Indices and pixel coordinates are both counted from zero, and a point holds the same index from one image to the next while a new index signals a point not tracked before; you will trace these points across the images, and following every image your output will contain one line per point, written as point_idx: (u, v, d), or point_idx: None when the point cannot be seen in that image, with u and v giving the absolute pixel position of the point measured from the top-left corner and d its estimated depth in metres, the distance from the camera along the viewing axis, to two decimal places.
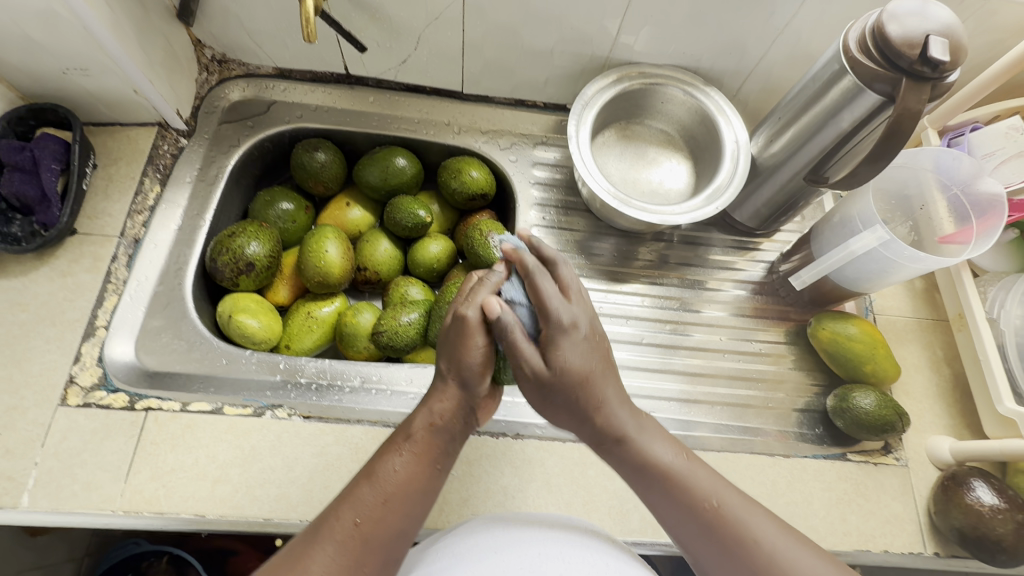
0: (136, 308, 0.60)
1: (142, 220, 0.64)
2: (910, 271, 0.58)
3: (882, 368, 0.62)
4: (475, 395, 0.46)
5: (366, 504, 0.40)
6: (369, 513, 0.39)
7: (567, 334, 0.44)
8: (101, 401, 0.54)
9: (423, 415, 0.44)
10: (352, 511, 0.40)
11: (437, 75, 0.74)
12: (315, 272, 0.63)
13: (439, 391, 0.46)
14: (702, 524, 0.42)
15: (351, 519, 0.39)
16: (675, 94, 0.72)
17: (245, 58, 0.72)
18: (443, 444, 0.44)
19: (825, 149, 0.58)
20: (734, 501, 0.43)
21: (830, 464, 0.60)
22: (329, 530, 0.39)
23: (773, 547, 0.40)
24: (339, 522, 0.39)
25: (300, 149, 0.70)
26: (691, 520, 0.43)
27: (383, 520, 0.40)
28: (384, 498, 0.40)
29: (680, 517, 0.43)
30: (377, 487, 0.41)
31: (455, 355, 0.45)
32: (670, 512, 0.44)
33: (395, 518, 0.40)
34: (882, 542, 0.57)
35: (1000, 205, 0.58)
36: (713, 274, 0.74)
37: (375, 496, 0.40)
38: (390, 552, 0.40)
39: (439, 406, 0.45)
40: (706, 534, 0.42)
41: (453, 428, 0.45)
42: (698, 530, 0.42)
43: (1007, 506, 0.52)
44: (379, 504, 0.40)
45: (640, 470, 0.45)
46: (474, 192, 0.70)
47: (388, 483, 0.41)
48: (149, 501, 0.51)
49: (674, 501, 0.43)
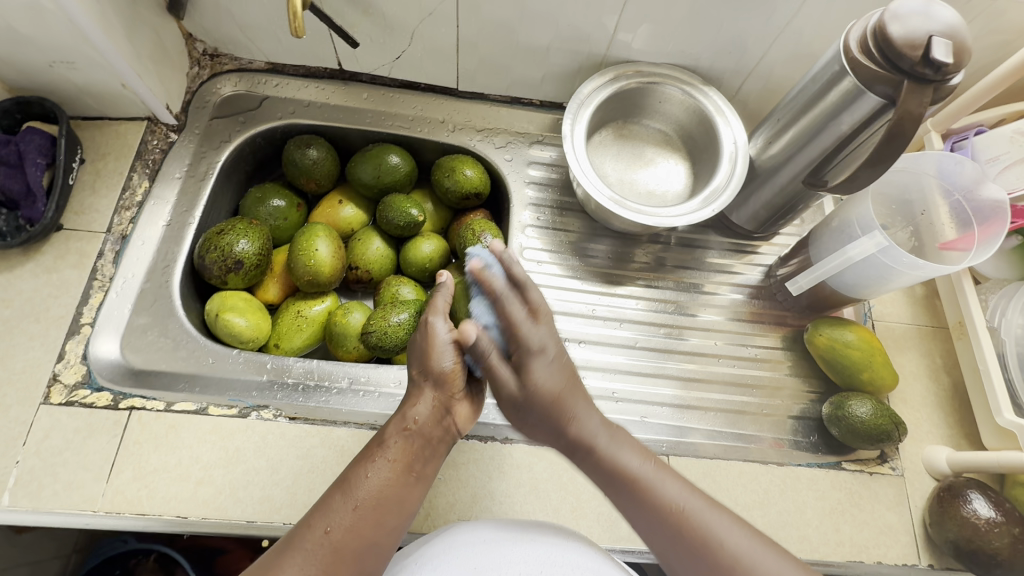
0: (122, 305, 0.59)
1: (129, 216, 0.63)
2: (910, 278, 0.57)
3: (880, 376, 0.61)
4: (448, 397, 0.46)
5: (338, 513, 0.39)
6: (340, 521, 0.39)
7: (536, 357, 0.46)
8: (84, 399, 0.54)
9: (398, 421, 0.45)
10: (323, 519, 0.39)
11: (432, 72, 0.73)
12: (305, 271, 0.62)
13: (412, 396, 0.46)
14: (667, 526, 0.42)
15: (322, 528, 0.39)
16: (674, 93, 0.70)
17: (238, 52, 0.71)
18: (418, 449, 0.44)
19: (826, 152, 0.56)
20: (697, 508, 0.43)
21: (825, 472, 0.59)
22: (298, 539, 0.38)
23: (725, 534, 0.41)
24: (310, 531, 0.38)
25: (292, 146, 0.69)
26: (659, 525, 0.43)
27: (354, 530, 0.39)
28: (357, 506, 0.40)
29: (652, 528, 0.43)
30: (349, 494, 0.40)
31: (424, 359, 0.47)
32: (644, 522, 0.43)
33: (366, 526, 0.39)
34: (876, 553, 0.56)
35: (1002, 212, 0.56)
36: (709, 278, 0.73)
37: (348, 504, 0.40)
38: (363, 562, 0.39)
39: (413, 411, 0.45)
40: (677, 541, 0.42)
41: (428, 433, 0.45)
42: (675, 546, 0.42)
43: (1003, 520, 0.51)
44: (351, 512, 0.39)
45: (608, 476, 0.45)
46: (467, 191, 0.69)
47: (360, 491, 0.40)
48: (130, 502, 0.50)
49: (642, 508, 0.43)
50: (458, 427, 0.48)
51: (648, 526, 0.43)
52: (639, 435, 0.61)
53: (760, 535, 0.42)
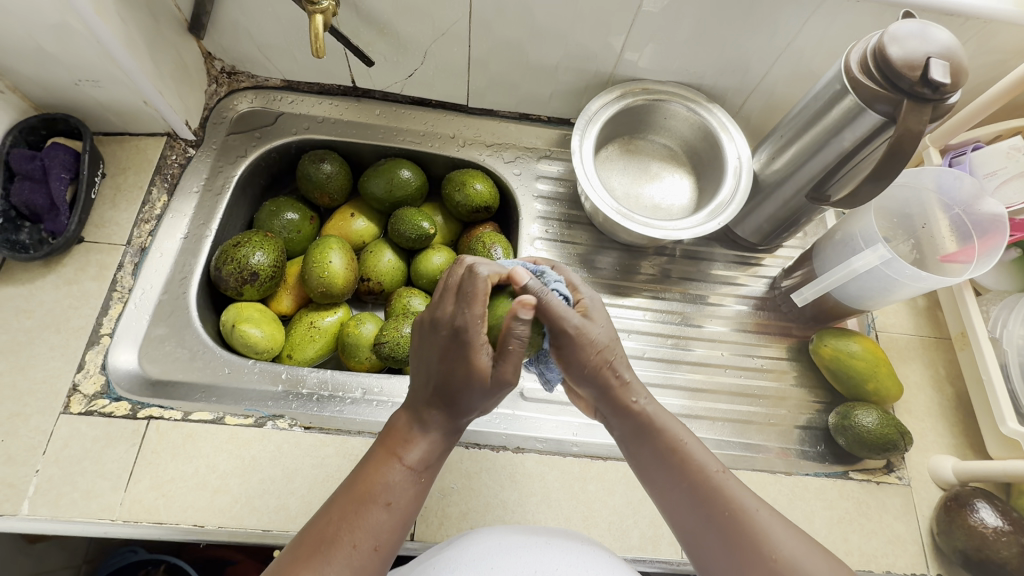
0: (140, 316, 0.60)
1: (148, 229, 0.64)
2: (913, 290, 0.58)
3: (885, 387, 0.62)
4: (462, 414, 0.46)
5: (384, 529, 0.39)
6: (387, 536, 0.39)
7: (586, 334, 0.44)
8: (103, 409, 0.55)
9: (435, 439, 0.43)
10: (369, 536, 0.38)
11: (443, 89, 0.75)
12: (319, 283, 0.63)
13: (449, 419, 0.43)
14: (699, 496, 0.42)
15: (370, 543, 0.38)
16: (678, 110, 0.72)
17: (254, 70, 0.73)
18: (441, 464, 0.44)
19: (827, 167, 0.58)
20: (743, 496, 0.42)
21: (832, 482, 0.60)
22: (346, 557, 0.37)
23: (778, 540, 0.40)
24: (357, 549, 0.38)
25: (306, 160, 0.71)
26: (690, 501, 0.43)
27: (396, 539, 0.40)
28: (400, 521, 0.40)
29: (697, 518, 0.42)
30: (394, 511, 0.40)
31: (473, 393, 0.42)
32: (685, 508, 0.43)
33: (404, 535, 0.41)
34: (885, 562, 0.56)
35: (1001, 225, 0.58)
36: (714, 289, 0.74)
37: (393, 520, 0.40)
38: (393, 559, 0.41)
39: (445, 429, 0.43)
40: (719, 534, 0.41)
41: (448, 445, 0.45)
42: (709, 526, 0.42)
43: (1010, 528, 0.52)
44: (396, 526, 0.40)
45: (642, 442, 0.45)
46: (478, 205, 0.70)
47: (403, 506, 0.40)
48: (148, 511, 0.51)
49: (676, 477, 0.44)
50: None
51: (690, 509, 0.43)
52: None
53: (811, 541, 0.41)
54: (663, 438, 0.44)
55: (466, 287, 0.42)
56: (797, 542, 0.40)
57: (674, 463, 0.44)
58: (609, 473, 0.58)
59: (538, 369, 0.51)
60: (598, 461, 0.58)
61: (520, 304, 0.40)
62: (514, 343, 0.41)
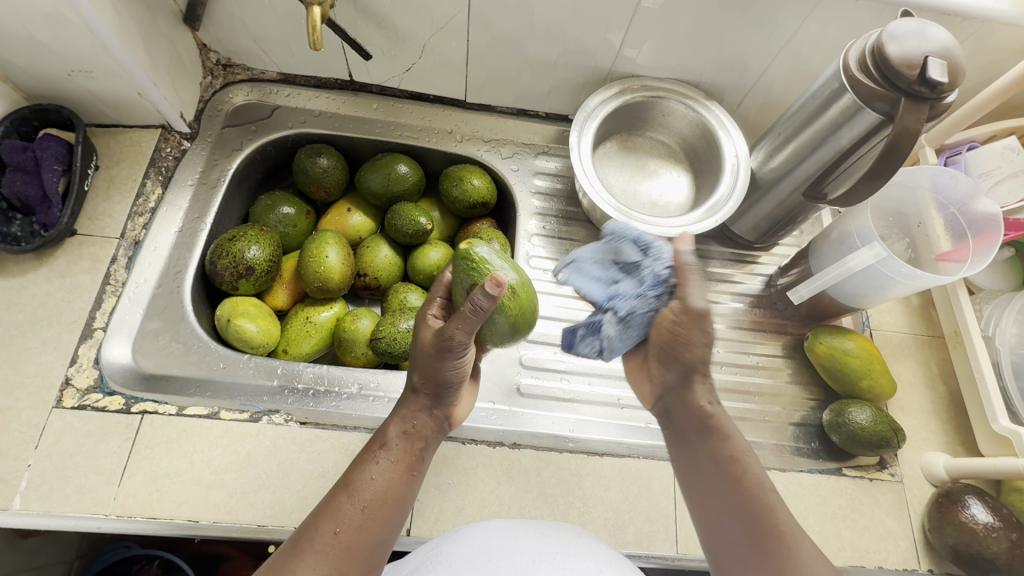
0: (134, 310, 0.60)
1: (142, 222, 0.64)
2: (907, 288, 0.58)
3: (879, 384, 0.62)
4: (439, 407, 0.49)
5: (347, 515, 0.40)
6: (350, 523, 0.39)
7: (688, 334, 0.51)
8: (96, 403, 0.54)
9: (396, 424, 0.46)
10: (332, 520, 0.39)
11: (441, 84, 0.75)
12: (315, 277, 0.63)
13: (412, 402, 0.48)
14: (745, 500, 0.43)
15: (330, 528, 0.39)
16: (676, 107, 0.72)
17: (250, 63, 0.73)
18: (417, 450, 0.46)
19: (824, 166, 0.58)
20: (792, 522, 0.41)
21: (826, 478, 0.60)
22: (308, 543, 0.38)
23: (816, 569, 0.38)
24: (320, 534, 0.38)
25: (302, 154, 0.70)
26: (731, 502, 0.44)
27: (363, 528, 0.40)
28: (364, 506, 0.41)
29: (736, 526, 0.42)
30: (356, 495, 0.41)
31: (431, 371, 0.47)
32: (728, 515, 0.43)
33: (376, 525, 0.41)
34: (877, 558, 0.57)
35: (996, 225, 0.59)
36: (710, 287, 0.74)
37: (356, 505, 0.40)
38: (373, 557, 0.40)
39: (411, 415, 0.47)
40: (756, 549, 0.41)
41: (424, 436, 0.47)
42: (746, 535, 0.42)
43: (1001, 524, 0.53)
44: (360, 512, 0.40)
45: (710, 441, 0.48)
46: (475, 200, 0.70)
47: (368, 492, 0.41)
48: (142, 506, 0.50)
49: (727, 483, 0.45)
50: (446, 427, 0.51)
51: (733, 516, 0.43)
52: (645, 442, 0.62)
53: None
54: (727, 445, 0.47)
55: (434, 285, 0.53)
56: None
57: (728, 470, 0.45)
58: (605, 469, 0.58)
59: (601, 339, 0.55)
60: (594, 457, 0.58)
61: (493, 277, 0.41)
62: (470, 309, 0.42)
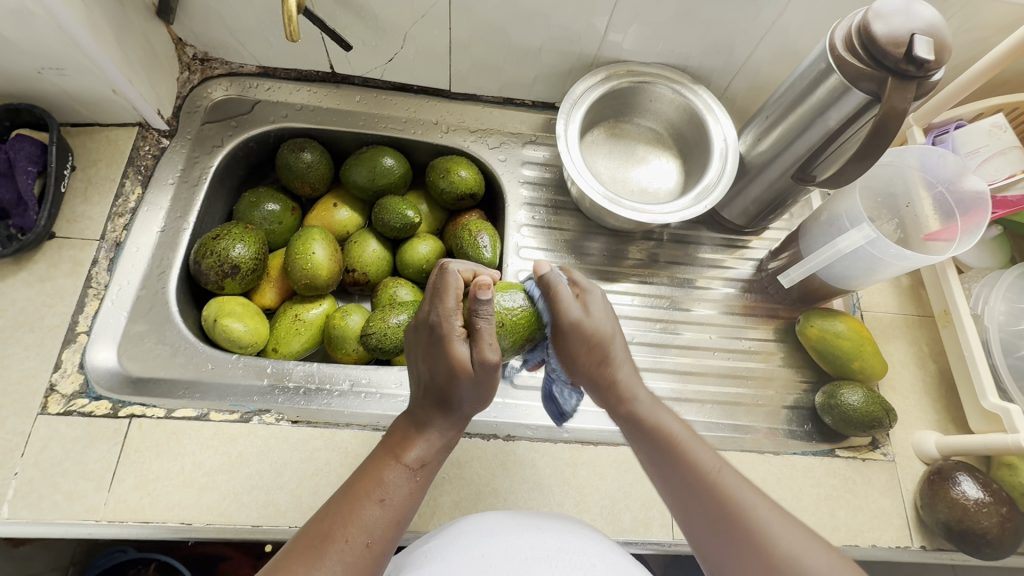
0: (118, 313, 0.59)
1: (123, 223, 0.63)
2: (896, 268, 0.58)
3: (870, 365, 0.63)
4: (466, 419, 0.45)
5: (377, 525, 0.39)
6: (381, 534, 0.39)
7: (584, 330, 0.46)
8: (83, 408, 0.53)
9: (433, 437, 0.43)
10: (362, 532, 0.38)
11: (424, 73, 0.74)
12: (302, 275, 0.62)
13: (444, 421, 0.43)
14: (700, 490, 0.42)
15: (362, 540, 0.38)
16: (664, 92, 0.71)
17: (228, 56, 0.71)
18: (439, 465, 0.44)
19: (813, 147, 0.58)
20: (743, 490, 0.42)
21: (819, 460, 0.61)
22: (338, 553, 0.37)
23: (779, 537, 0.39)
24: (349, 545, 0.37)
25: (285, 149, 0.69)
26: (686, 484, 0.43)
27: (390, 539, 0.39)
28: (395, 520, 0.40)
29: (700, 515, 0.42)
30: (388, 508, 0.39)
31: (471, 393, 0.42)
32: (687, 504, 0.43)
33: (398, 535, 0.40)
34: (870, 537, 0.58)
35: (984, 203, 0.59)
36: (702, 273, 0.74)
37: (387, 517, 0.39)
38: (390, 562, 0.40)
39: (443, 430, 0.43)
40: (721, 533, 0.41)
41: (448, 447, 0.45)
42: (712, 523, 0.41)
43: (991, 500, 0.53)
44: (391, 525, 0.39)
45: (645, 438, 0.46)
46: (463, 191, 0.69)
47: (399, 504, 0.40)
48: (133, 510, 0.50)
49: (674, 469, 0.44)
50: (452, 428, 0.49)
51: (691, 504, 0.43)
52: None
53: (815, 536, 0.40)
54: (659, 436, 0.45)
55: (438, 285, 0.43)
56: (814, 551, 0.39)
57: (672, 455, 0.44)
58: (600, 458, 0.58)
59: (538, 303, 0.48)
60: (589, 446, 0.58)
61: (480, 283, 0.39)
62: (483, 323, 0.41)
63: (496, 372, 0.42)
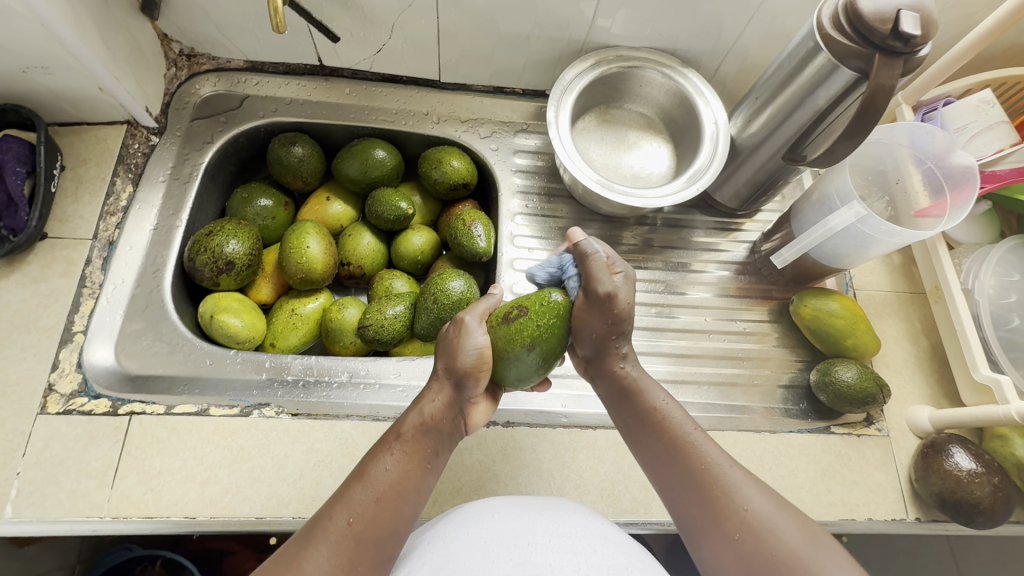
0: (114, 311, 0.59)
1: (115, 222, 0.62)
2: (886, 245, 0.59)
3: (863, 342, 0.63)
4: (462, 399, 0.47)
5: (359, 502, 0.40)
6: (362, 512, 0.40)
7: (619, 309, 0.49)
8: (82, 407, 0.53)
9: (415, 415, 0.45)
10: (345, 510, 0.40)
11: (413, 64, 0.73)
12: (298, 269, 0.62)
13: (431, 396, 0.46)
14: (679, 461, 0.45)
15: (344, 518, 0.39)
16: (653, 76, 0.71)
17: (215, 51, 0.71)
18: (432, 444, 0.45)
19: (803, 127, 0.58)
20: (717, 454, 0.44)
21: (815, 437, 0.62)
22: (321, 532, 0.39)
23: (750, 502, 0.41)
24: (333, 523, 0.39)
25: (276, 144, 0.69)
26: (665, 451, 0.46)
27: (376, 520, 0.40)
28: (377, 497, 0.41)
29: (677, 482, 0.44)
30: (369, 485, 0.41)
31: (449, 358, 0.46)
32: (667, 472, 0.45)
33: (388, 517, 0.40)
34: (866, 510, 0.59)
35: (973, 177, 0.59)
36: (697, 256, 0.74)
37: (368, 495, 0.41)
38: (383, 549, 0.40)
39: (429, 405, 0.46)
40: (698, 498, 0.43)
41: (441, 427, 0.46)
42: (689, 491, 0.44)
43: (983, 470, 0.54)
44: (372, 502, 0.40)
45: (629, 405, 0.49)
46: (456, 181, 0.69)
47: (380, 482, 0.41)
48: (137, 506, 0.50)
49: (655, 437, 0.47)
50: (465, 426, 0.50)
51: (670, 472, 0.45)
52: None
53: (786, 506, 0.42)
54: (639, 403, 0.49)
55: None
56: (783, 518, 0.41)
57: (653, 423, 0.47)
58: (599, 442, 0.59)
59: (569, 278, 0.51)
60: (588, 430, 0.59)
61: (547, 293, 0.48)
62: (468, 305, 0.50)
63: (467, 332, 0.47)
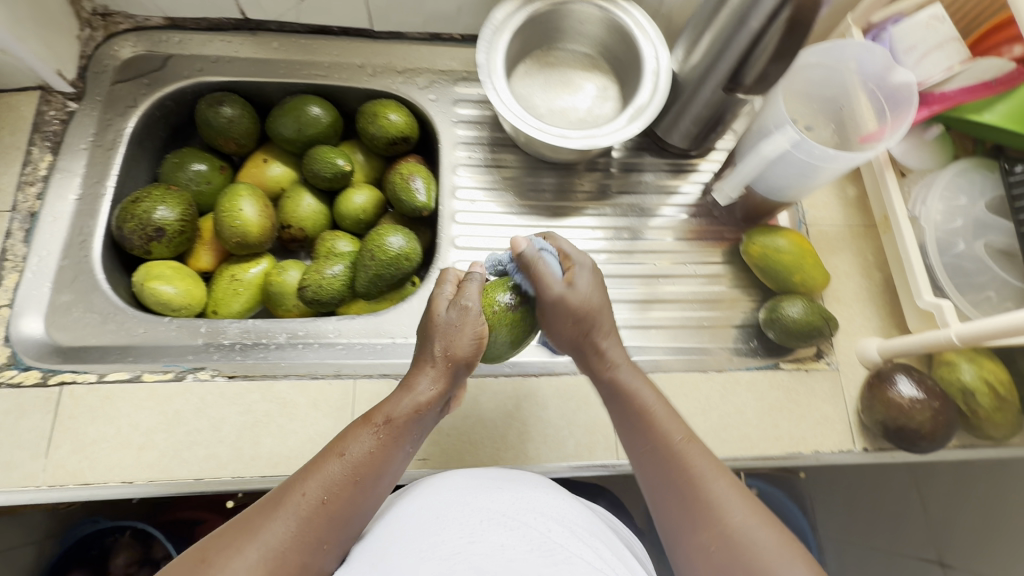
0: (40, 284, 0.57)
1: (35, 192, 0.60)
2: (826, 172, 0.57)
3: (811, 277, 0.62)
4: (453, 385, 0.44)
5: (335, 481, 0.38)
6: (337, 491, 0.38)
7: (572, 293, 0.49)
8: (11, 379, 0.53)
9: (406, 398, 0.42)
10: (319, 486, 0.38)
11: (341, 12, 0.70)
12: (232, 233, 0.60)
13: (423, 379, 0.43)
14: (662, 457, 0.43)
15: (318, 495, 0.37)
16: (590, 11, 0.68)
17: (130, 9, 0.67)
18: (418, 430, 0.43)
19: (741, 56, 0.55)
20: (703, 463, 0.42)
21: (763, 374, 0.61)
22: (291, 505, 0.37)
23: (729, 510, 0.39)
24: (304, 498, 0.37)
25: (203, 104, 0.66)
26: (653, 449, 0.44)
27: (349, 500, 0.38)
28: (354, 478, 0.39)
29: (662, 483, 0.43)
30: (347, 464, 0.39)
31: (444, 342, 0.44)
32: (653, 473, 0.44)
33: (363, 498, 0.39)
34: (813, 443, 0.59)
35: (912, 94, 0.57)
36: (648, 200, 0.72)
37: (346, 474, 0.39)
38: (352, 528, 0.39)
39: (420, 390, 0.43)
40: (682, 504, 0.41)
41: (430, 412, 0.43)
42: (676, 496, 0.42)
43: (925, 396, 0.54)
44: (349, 482, 0.38)
45: (619, 402, 0.47)
46: (395, 135, 0.67)
47: (359, 463, 0.39)
48: (73, 474, 0.50)
49: (644, 434, 0.45)
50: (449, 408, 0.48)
51: (656, 472, 0.43)
52: None
53: (781, 530, 0.39)
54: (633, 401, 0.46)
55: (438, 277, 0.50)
56: (775, 536, 0.38)
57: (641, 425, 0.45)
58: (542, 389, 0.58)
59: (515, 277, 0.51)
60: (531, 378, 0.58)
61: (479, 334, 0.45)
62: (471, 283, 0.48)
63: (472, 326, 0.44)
